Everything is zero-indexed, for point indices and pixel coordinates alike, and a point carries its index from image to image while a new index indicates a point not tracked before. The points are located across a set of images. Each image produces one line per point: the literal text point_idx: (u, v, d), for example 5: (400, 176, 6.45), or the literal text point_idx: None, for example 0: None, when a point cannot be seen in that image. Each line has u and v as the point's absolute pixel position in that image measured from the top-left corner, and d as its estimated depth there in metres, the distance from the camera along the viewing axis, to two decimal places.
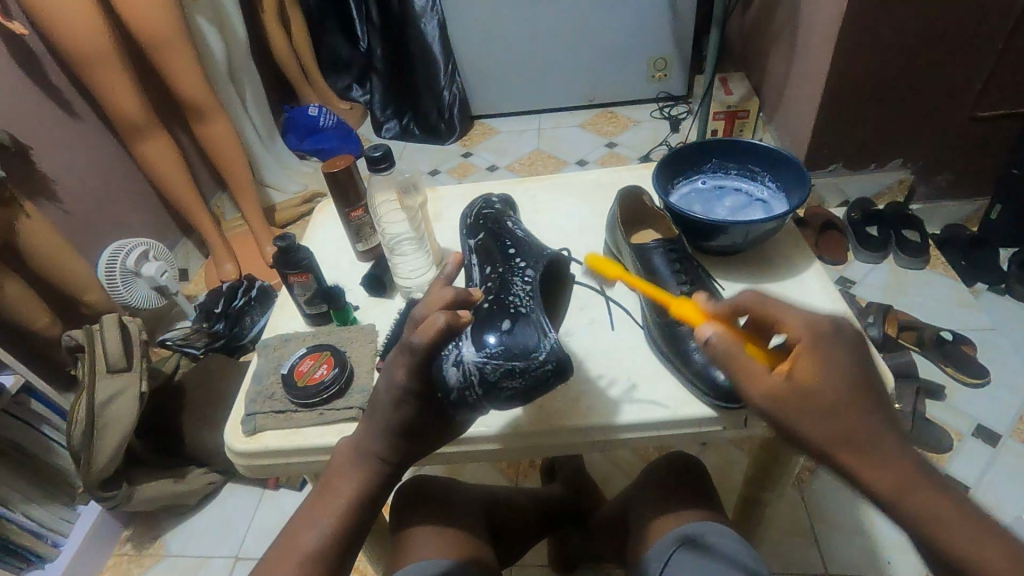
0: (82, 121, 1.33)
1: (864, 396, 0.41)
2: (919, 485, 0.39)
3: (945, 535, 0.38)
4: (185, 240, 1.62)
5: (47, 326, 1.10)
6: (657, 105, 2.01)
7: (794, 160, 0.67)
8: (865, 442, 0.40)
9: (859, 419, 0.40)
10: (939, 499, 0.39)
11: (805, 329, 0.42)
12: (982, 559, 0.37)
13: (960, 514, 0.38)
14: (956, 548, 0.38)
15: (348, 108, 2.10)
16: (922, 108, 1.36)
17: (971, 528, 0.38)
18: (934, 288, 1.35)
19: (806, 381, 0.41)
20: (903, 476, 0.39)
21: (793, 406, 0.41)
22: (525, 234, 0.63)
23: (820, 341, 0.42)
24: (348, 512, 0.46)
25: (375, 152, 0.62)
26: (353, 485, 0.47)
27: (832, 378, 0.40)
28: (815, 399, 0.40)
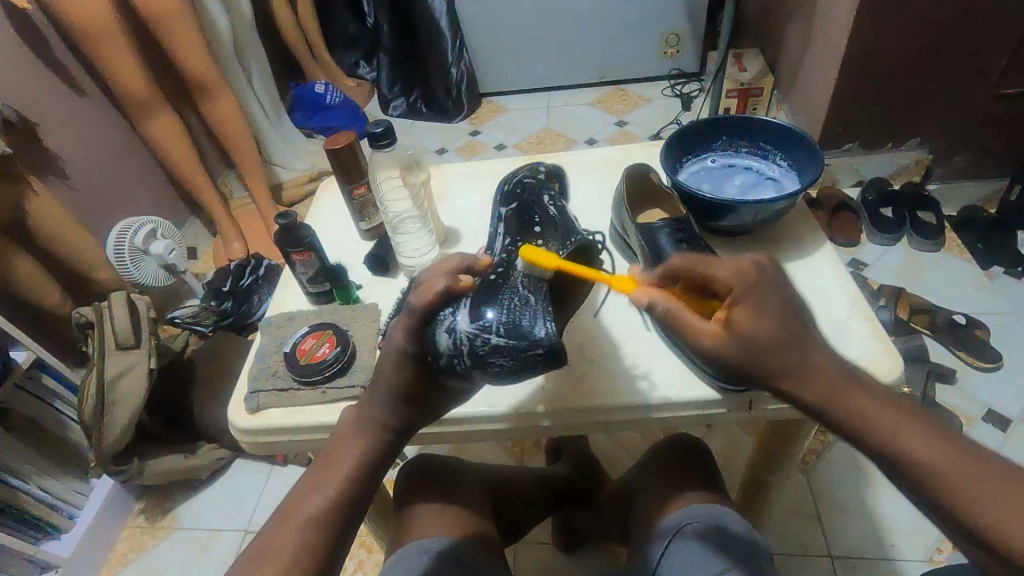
0: (88, 98, 1.32)
1: (794, 330, 0.44)
2: (854, 390, 0.42)
3: (886, 430, 0.40)
4: (193, 218, 1.62)
5: (58, 304, 1.11)
6: (668, 81, 1.97)
7: (807, 137, 0.65)
8: (801, 368, 0.43)
9: (788, 347, 0.43)
10: (875, 402, 0.41)
11: (736, 275, 0.44)
12: (938, 459, 0.38)
13: (906, 426, 0.40)
14: (905, 449, 0.39)
15: (355, 86, 2.08)
16: (943, 85, 1.32)
17: (911, 426, 0.40)
18: (949, 271, 1.33)
19: (739, 320, 0.44)
20: (831, 389, 0.42)
21: (733, 349, 0.44)
22: (557, 213, 0.61)
23: (754, 289, 0.44)
24: (349, 479, 0.46)
25: (377, 128, 0.60)
26: (356, 454, 0.47)
27: (766, 321, 0.43)
28: (752, 337, 0.43)
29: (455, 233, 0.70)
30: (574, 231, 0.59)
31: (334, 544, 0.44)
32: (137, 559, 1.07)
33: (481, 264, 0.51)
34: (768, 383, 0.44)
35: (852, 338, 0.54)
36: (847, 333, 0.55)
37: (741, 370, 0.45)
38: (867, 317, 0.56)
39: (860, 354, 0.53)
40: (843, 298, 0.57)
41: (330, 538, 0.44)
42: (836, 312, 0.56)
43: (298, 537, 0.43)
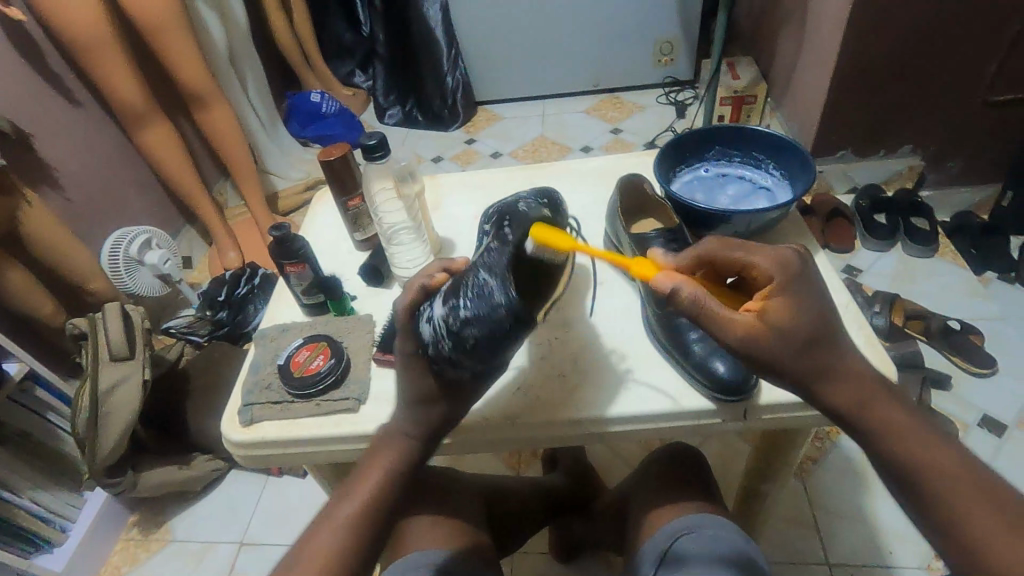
0: (83, 109, 1.32)
1: (828, 332, 0.43)
2: (881, 400, 0.43)
3: (908, 445, 0.41)
4: (188, 228, 1.62)
5: (52, 315, 1.10)
6: (663, 89, 1.99)
7: (799, 146, 0.65)
8: (832, 376, 0.43)
9: (824, 349, 0.43)
10: (895, 413, 0.42)
11: (780, 269, 0.43)
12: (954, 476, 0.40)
13: (927, 442, 0.41)
14: (908, 452, 0.41)
15: (350, 95, 2.09)
16: (934, 92, 1.33)
17: (929, 441, 0.41)
18: (943, 277, 1.34)
19: (775, 316, 0.42)
20: (861, 398, 0.43)
21: (773, 342, 0.42)
22: None
23: (794, 282, 0.43)
24: (382, 486, 0.46)
25: (371, 140, 0.59)
26: (388, 461, 0.47)
27: (805, 318, 0.42)
28: (788, 333, 0.42)
29: (450, 243, 0.71)
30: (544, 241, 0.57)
31: (366, 552, 0.43)
32: (130, 572, 1.06)
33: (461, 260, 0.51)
34: (797, 385, 0.43)
35: None
36: None
37: (777, 368, 0.43)
38: (860, 326, 0.56)
39: None
40: (836, 307, 0.58)
41: (363, 546, 0.43)
42: None
43: (330, 544, 0.42)
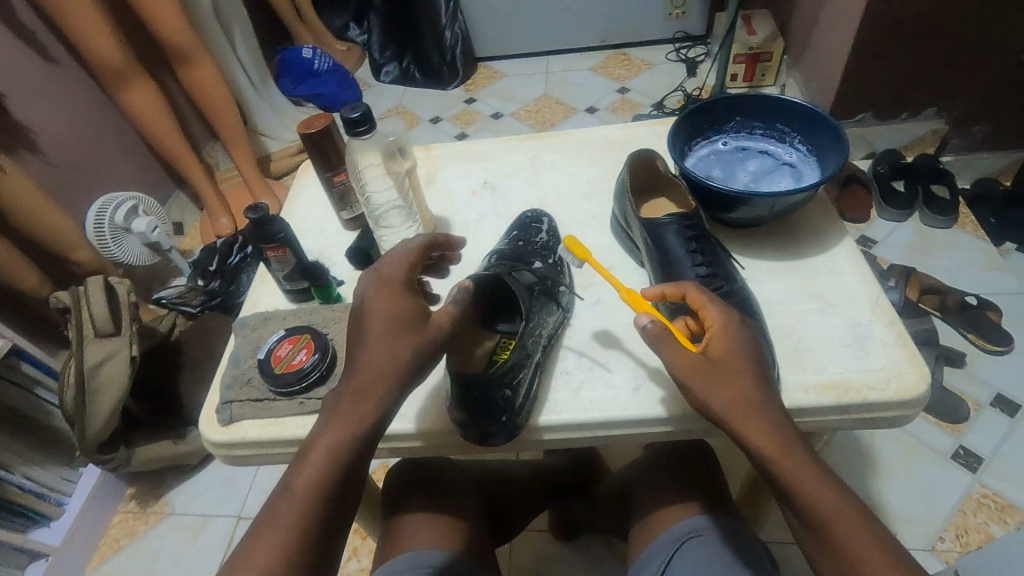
0: (58, 66, 1.24)
1: (762, 379, 0.45)
2: (798, 453, 0.43)
3: (813, 495, 0.42)
4: (178, 192, 1.56)
5: (37, 287, 1.06)
6: (673, 45, 1.89)
7: (830, 119, 0.59)
8: (758, 416, 0.43)
9: (744, 386, 0.44)
10: (815, 471, 0.42)
11: (723, 317, 0.47)
12: (862, 547, 0.40)
13: (835, 499, 0.41)
14: (813, 500, 0.41)
15: (345, 51, 1.99)
16: (966, 51, 1.25)
17: (837, 500, 0.41)
18: (961, 250, 1.28)
19: (720, 352, 0.46)
20: (784, 445, 0.43)
21: (704, 368, 0.45)
22: (548, 265, 0.58)
23: (734, 329, 0.47)
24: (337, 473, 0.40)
25: (352, 113, 0.52)
26: (345, 439, 0.41)
27: (735, 354, 0.45)
28: (719, 364, 0.45)
29: (446, 222, 0.66)
30: (549, 247, 0.61)
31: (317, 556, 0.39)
32: (129, 545, 1.05)
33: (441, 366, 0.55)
34: (722, 421, 0.44)
35: (875, 345, 0.50)
36: (869, 340, 0.51)
37: (714, 398, 0.44)
38: (889, 322, 0.51)
39: (885, 364, 0.49)
40: (863, 300, 0.53)
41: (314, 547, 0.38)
42: (858, 316, 0.52)
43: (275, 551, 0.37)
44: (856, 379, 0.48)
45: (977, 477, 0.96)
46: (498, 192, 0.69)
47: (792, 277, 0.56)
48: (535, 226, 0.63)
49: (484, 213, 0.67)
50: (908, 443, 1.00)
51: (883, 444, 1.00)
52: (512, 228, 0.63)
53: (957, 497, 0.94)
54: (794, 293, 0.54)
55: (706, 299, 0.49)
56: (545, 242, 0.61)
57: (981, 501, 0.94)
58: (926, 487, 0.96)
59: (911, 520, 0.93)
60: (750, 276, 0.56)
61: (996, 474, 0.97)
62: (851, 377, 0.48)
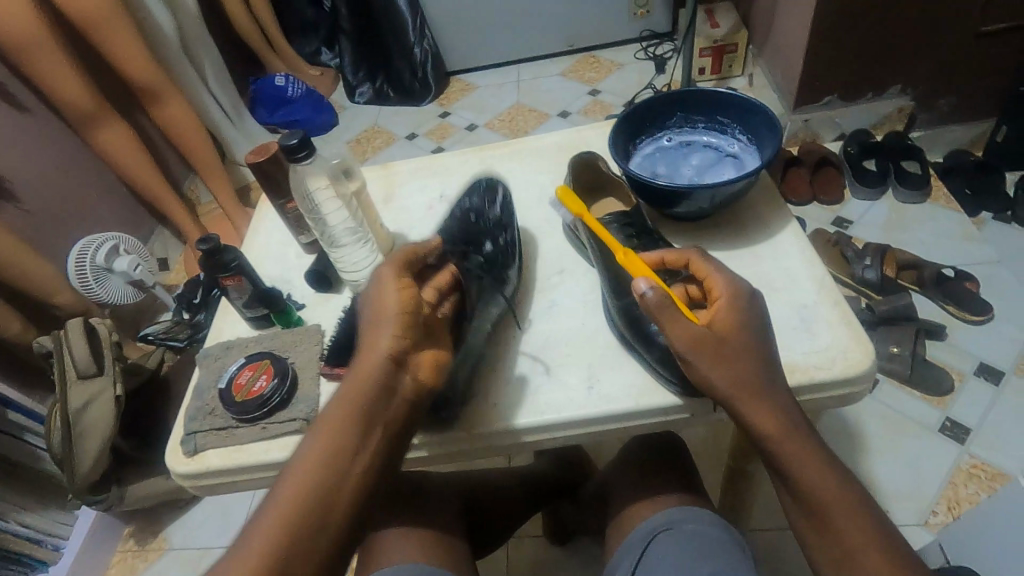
0: (30, 114, 1.26)
1: (770, 368, 0.46)
2: (795, 438, 0.44)
3: (806, 476, 0.43)
4: (160, 228, 1.57)
5: (21, 334, 1.07)
6: (640, 44, 1.91)
7: (765, 107, 0.60)
8: (760, 398, 0.44)
9: (749, 368, 0.45)
10: (810, 453, 0.44)
11: (728, 288, 0.48)
12: (850, 524, 0.42)
13: (827, 478, 0.43)
14: (809, 483, 0.43)
15: (318, 76, 2.01)
16: (922, 27, 1.26)
17: (830, 480, 0.43)
18: (937, 223, 1.29)
19: (723, 322, 0.46)
20: (782, 428, 0.44)
21: (711, 341, 0.45)
22: (503, 245, 0.60)
23: (737, 303, 0.47)
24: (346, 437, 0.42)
25: (291, 139, 0.55)
26: (343, 426, 0.43)
27: (743, 333, 0.46)
28: (727, 341, 0.45)
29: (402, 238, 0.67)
30: (503, 220, 0.62)
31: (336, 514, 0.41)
32: None
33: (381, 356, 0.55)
34: (725, 400, 0.45)
35: (820, 326, 0.51)
36: (815, 321, 0.51)
37: (723, 378, 0.44)
38: (835, 302, 0.52)
39: (832, 344, 0.49)
40: (810, 282, 0.54)
41: (326, 533, 0.40)
42: (804, 299, 0.53)
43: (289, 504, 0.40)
44: (803, 361, 0.49)
45: (965, 448, 0.97)
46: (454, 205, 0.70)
47: (742, 267, 0.56)
48: (492, 194, 0.64)
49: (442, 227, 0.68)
50: (895, 419, 1.01)
51: (871, 422, 1.00)
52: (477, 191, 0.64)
53: (947, 469, 0.95)
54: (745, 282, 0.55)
55: (714, 270, 0.49)
56: (502, 215, 0.62)
57: (972, 471, 0.94)
58: (916, 460, 0.96)
59: (903, 497, 0.93)
60: None
61: (984, 444, 0.97)
62: (798, 360, 0.49)
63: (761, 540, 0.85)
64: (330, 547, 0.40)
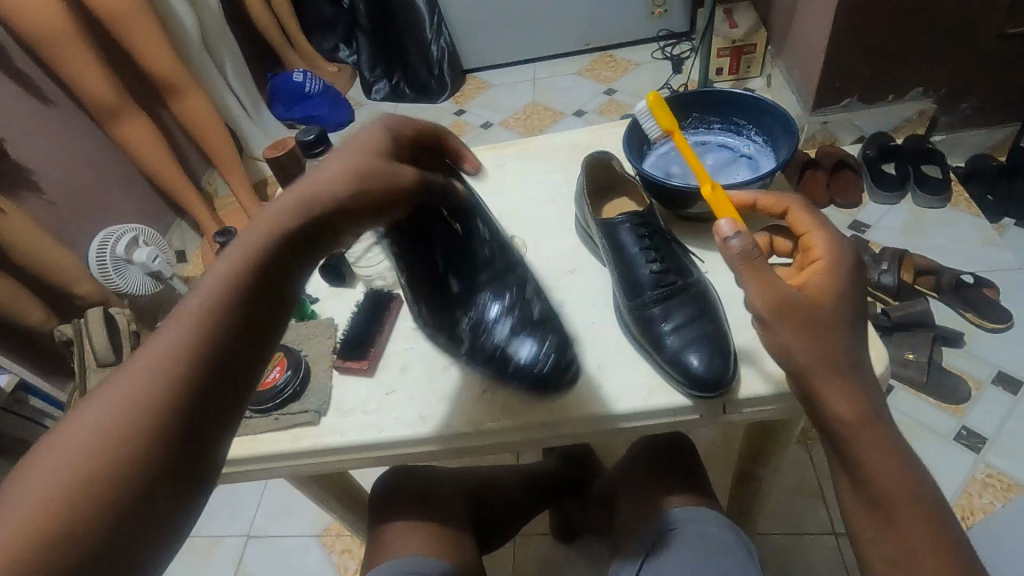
0: (54, 106, 1.29)
1: (853, 350, 0.43)
2: (873, 432, 0.42)
3: (878, 471, 0.42)
4: (178, 220, 1.60)
5: (42, 322, 1.10)
6: (657, 43, 1.90)
7: (781, 109, 0.59)
8: (843, 381, 0.42)
9: (836, 341, 0.42)
10: (883, 447, 0.42)
11: (830, 250, 0.45)
12: (917, 518, 0.42)
13: (898, 472, 0.42)
14: (880, 477, 0.42)
15: (336, 72, 2.02)
16: (946, 29, 1.24)
17: (900, 472, 0.42)
18: (957, 228, 1.27)
19: (815, 286, 0.43)
20: (858, 417, 0.42)
21: (801, 299, 0.42)
22: (458, 294, 0.55)
23: (837, 270, 0.44)
24: (205, 320, 0.31)
25: (308, 135, 0.57)
26: (204, 312, 0.31)
27: (840, 300, 0.43)
28: (822, 308, 0.42)
29: None
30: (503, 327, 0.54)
31: (178, 421, 0.29)
32: None
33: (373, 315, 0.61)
34: (804, 376, 0.43)
35: None
36: None
37: (809, 348, 0.42)
38: None
39: None
40: None
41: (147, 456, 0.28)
42: None
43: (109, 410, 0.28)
44: None
45: (980, 457, 0.95)
46: None
47: None
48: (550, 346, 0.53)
49: None
50: (908, 426, 0.99)
51: None
52: (531, 350, 0.52)
53: (962, 478, 0.93)
54: None
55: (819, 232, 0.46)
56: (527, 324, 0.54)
57: (987, 481, 0.93)
58: (929, 468, 0.95)
59: None
60: (710, 269, 0.59)
61: (1000, 453, 0.95)
62: None
63: (767, 544, 0.84)
64: (142, 478, 0.27)
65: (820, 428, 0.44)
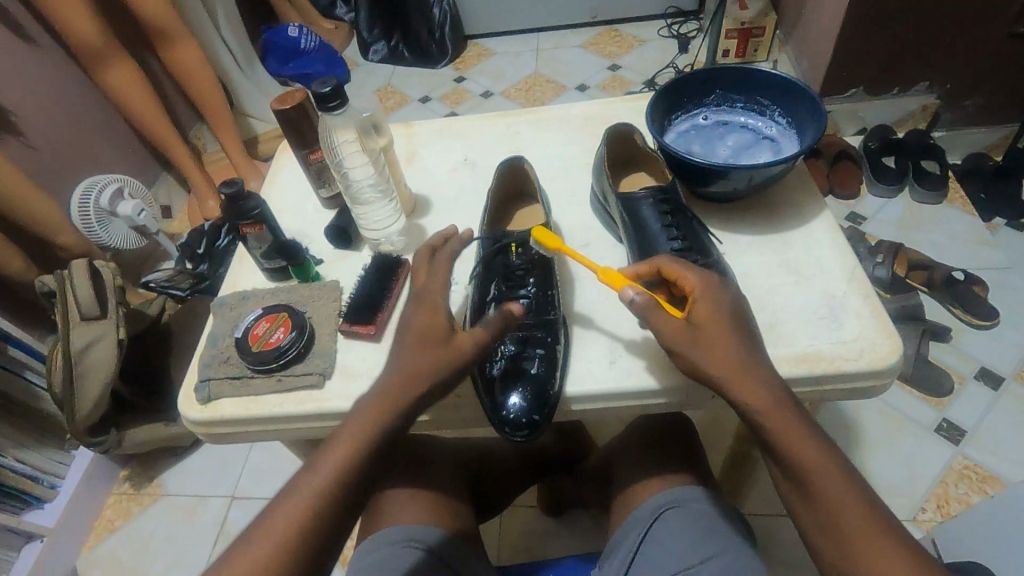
0: (36, 46, 1.22)
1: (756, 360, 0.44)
2: (803, 437, 0.42)
3: (813, 473, 0.41)
4: (164, 175, 1.55)
5: (23, 272, 1.06)
6: (665, 21, 1.86)
7: (810, 91, 0.58)
8: (749, 380, 0.43)
9: (729, 350, 0.44)
10: (818, 452, 0.42)
11: (701, 280, 0.46)
12: (862, 525, 0.40)
13: (837, 477, 0.41)
14: (816, 480, 0.41)
15: (332, 30, 1.95)
16: (958, 24, 1.23)
17: (840, 477, 0.41)
18: (951, 224, 1.28)
19: (705, 322, 0.45)
20: (786, 425, 0.42)
21: (691, 339, 0.45)
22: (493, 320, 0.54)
23: (711, 287, 0.46)
24: (345, 468, 0.42)
25: (322, 87, 0.51)
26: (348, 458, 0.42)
27: (720, 318, 0.45)
28: (712, 336, 0.44)
29: (426, 198, 0.66)
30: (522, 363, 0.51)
31: (313, 563, 0.40)
32: (125, 525, 1.06)
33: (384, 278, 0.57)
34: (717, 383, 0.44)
35: (848, 317, 0.50)
36: (844, 311, 0.51)
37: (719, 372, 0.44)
38: (866, 294, 0.52)
39: (858, 335, 0.49)
40: (840, 272, 0.53)
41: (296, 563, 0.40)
42: (833, 288, 0.52)
43: (273, 547, 0.39)
44: (832, 350, 0.48)
45: (959, 449, 0.98)
46: (478, 169, 0.68)
47: (770, 250, 0.56)
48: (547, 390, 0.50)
49: (465, 190, 0.67)
50: (892, 417, 1.02)
51: (868, 418, 1.01)
52: (515, 400, 0.49)
53: (940, 469, 0.96)
54: (776, 265, 0.55)
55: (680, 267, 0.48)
56: (534, 361, 0.51)
57: (963, 472, 0.95)
58: (909, 459, 0.97)
59: (894, 493, 0.94)
60: (728, 250, 0.57)
61: (978, 446, 0.98)
62: (824, 349, 0.49)
63: (753, 525, 0.86)
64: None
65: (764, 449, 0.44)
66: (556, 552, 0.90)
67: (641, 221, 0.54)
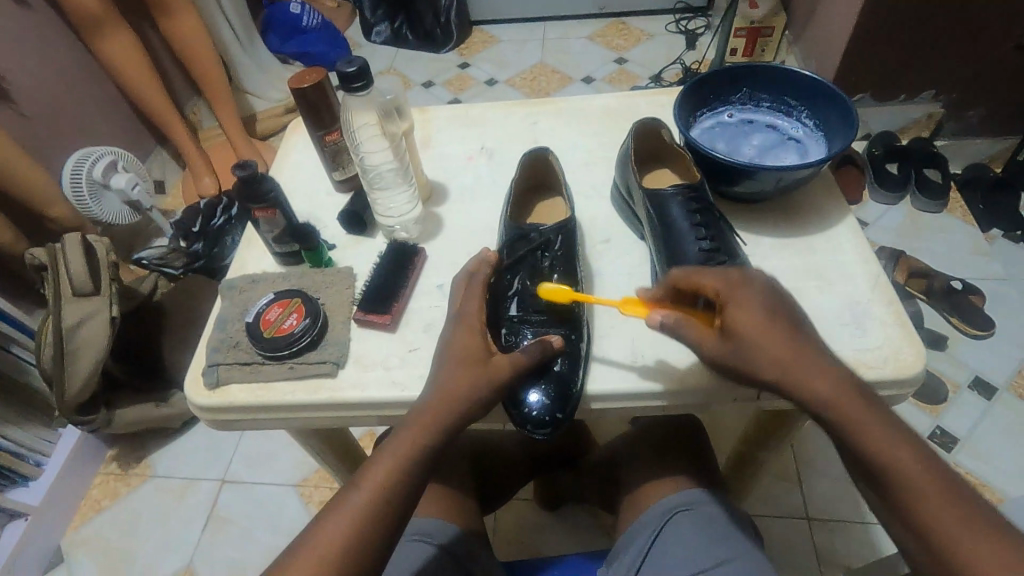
0: (30, 10, 1.18)
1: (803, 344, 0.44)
2: (852, 401, 0.42)
3: (870, 435, 0.41)
4: (159, 149, 1.51)
5: (12, 243, 1.02)
6: (673, 16, 1.85)
7: (840, 93, 0.57)
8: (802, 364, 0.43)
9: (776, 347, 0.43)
10: (873, 417, 0.42)
11: (724, 280, 0.46)
12: (922, 481, 0.40)
13: (893, 433, 0.41)
14: (873, 443, 0.41)
15: (334, 8, 1.91)
16: (968, 33, 1.23)
17: (892, 434, 0.41)
18: (951, 234, 1.29)
19: (741, 328, 0.44)
20: (836, 392, 0.42)
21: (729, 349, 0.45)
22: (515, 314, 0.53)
23: (737, 289, 0.45)
24: (389, 485, 0.42)
25: (348, 66, 0.50)
26: (391, 475, 0.42)
27: (754, 316, 0.44)
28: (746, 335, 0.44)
29: (441, 186, 0.65)
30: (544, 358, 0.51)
31: None
32: (111, 506, 1.04)
33: (398, 269, 0.56)
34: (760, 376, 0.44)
35: (872, 324, 0.50)
36: (867, 318, 0.51)
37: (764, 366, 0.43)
38: (889, 302, 0.51)
39: (881, 343, 0.49)
40: (863, 279, 0.53)
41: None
42: (856, 295, 0.52)
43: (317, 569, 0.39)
44: (855, 356, 0.48)
45: (952, 456, 0.99)
46: (495, 158, 0.67)
47: (793, 254, 0.56)
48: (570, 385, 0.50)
49: (482, 179, 0.65)
50: None
51: None
52: (536, 398, 0.49)
53: None
54: (799, 270, 0.54)
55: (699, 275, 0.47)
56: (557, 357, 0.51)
57: None
58: None
59: None
60: (751, 252, 0.56)
61: (970, 454, 0.99)
62: (848, 356, 0.48)
63: None
64: None
65: (820, 429, 0.44)
66: (551, 547, 0.90)
67: (665, 219, 0.53)
